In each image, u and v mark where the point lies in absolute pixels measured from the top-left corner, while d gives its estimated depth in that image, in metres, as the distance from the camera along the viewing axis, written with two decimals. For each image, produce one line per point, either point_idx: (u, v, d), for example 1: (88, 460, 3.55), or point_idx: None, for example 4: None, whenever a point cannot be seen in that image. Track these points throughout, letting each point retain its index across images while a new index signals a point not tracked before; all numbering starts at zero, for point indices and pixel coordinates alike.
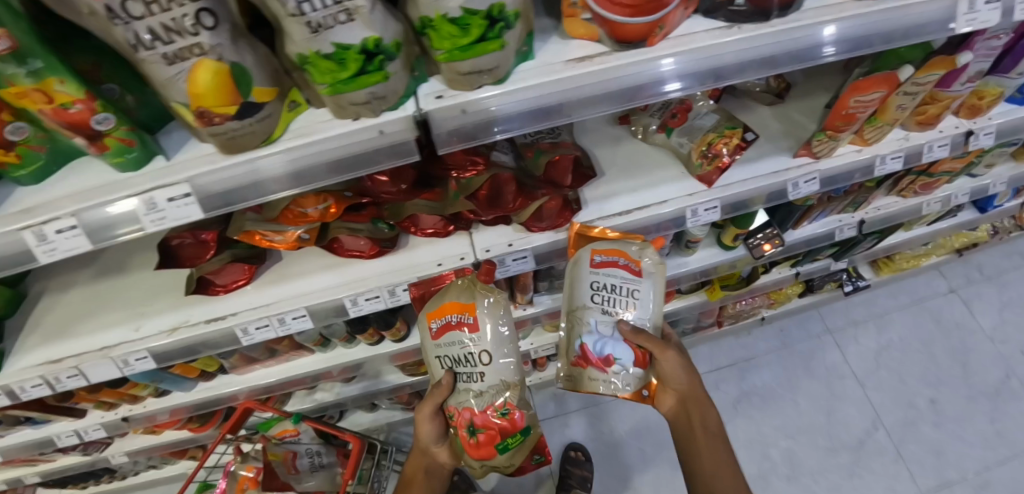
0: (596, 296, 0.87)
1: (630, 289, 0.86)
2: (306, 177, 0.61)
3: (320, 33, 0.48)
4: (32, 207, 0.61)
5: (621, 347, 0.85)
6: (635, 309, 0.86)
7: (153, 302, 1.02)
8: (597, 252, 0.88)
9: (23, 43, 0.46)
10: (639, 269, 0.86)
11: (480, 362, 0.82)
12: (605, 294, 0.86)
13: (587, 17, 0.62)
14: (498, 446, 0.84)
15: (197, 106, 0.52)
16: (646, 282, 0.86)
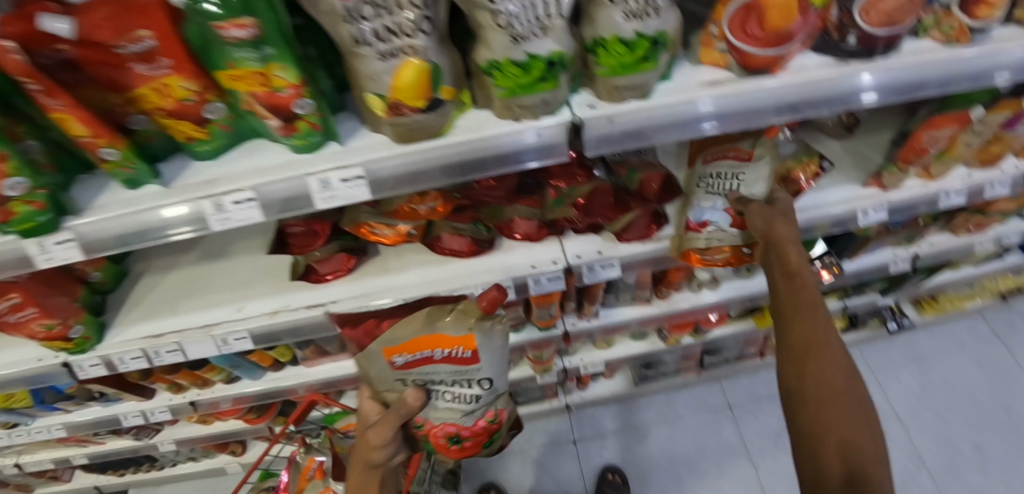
0: (705, 181, 0.96)
1: (738, 172, 0.93)
2: (462, 171, 0.67)
3: (519, 43, 0.56)
4: (216, 180, 0.69)
5: (720, 215, 0.94)
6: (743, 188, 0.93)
7: (257, 286, 1.08)
8: (706, 151, 0.98)
9: (266, 31, 0.54)
10: (748, 156, 0.93)
11: (476, 386, 0.84)
12: (712, 179, 0.95)
13: (722, 46, 0.69)
14: (483, 445, 0.94)
15: (393, 99, 0.59)
16: (753, 166, 0.93)
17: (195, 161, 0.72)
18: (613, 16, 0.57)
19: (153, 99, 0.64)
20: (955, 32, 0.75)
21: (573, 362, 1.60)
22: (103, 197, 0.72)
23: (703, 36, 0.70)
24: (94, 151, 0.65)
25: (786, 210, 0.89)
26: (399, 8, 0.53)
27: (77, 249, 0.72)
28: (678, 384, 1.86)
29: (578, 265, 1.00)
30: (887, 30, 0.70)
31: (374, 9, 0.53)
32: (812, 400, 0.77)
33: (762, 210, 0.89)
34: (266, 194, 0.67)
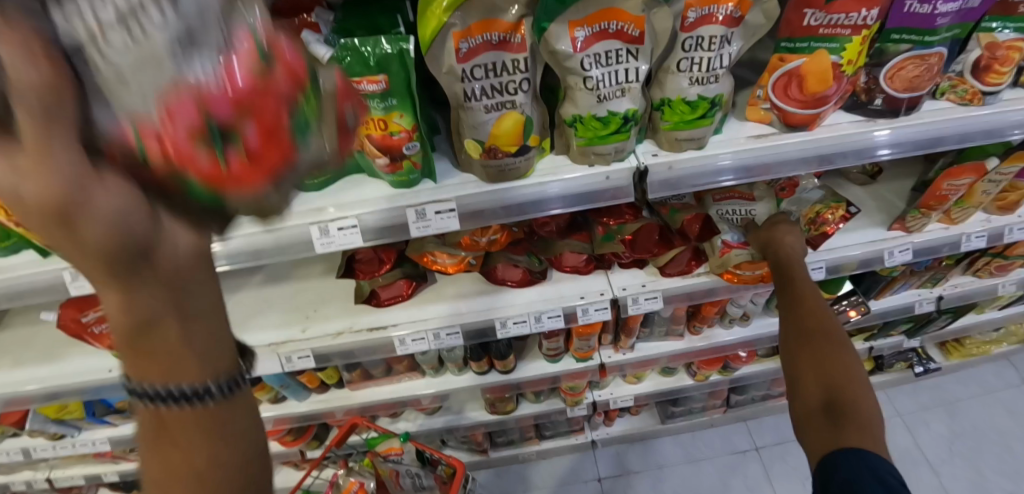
0: (722, 221, 1.06)
1: (748, 211, 1.04)
2: (542, 206, 0.76)
3: (602, 102, 0.66)
4: (322, 209, 0.78)
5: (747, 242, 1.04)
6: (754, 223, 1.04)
7: (322, 308, 1.16)
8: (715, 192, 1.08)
9: (393, 86, 0.65)
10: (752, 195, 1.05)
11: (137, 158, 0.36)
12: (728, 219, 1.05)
13: (766, 106, 0.79)
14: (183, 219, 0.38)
15: (490, 144, 0.69)
16: (760, 204, 1.04)
17: None
18: (680, 81, 0.68)
19: None
20: (969, 95, 0.84)
21: (602, 396, 1.64)
22: None
23: (750, 98, 0.80)
24: None
25: (788, 226, 1.00)
26: (505, 71, 0.64)
27: None
28: (705, 422, 1.88)
29: (624, 296, 1.08)
30: (910, 94, 0.79)
31: (485, 72, 0.64)
32: (817, 336, 0.81)
33: (768, 230, 1.00)
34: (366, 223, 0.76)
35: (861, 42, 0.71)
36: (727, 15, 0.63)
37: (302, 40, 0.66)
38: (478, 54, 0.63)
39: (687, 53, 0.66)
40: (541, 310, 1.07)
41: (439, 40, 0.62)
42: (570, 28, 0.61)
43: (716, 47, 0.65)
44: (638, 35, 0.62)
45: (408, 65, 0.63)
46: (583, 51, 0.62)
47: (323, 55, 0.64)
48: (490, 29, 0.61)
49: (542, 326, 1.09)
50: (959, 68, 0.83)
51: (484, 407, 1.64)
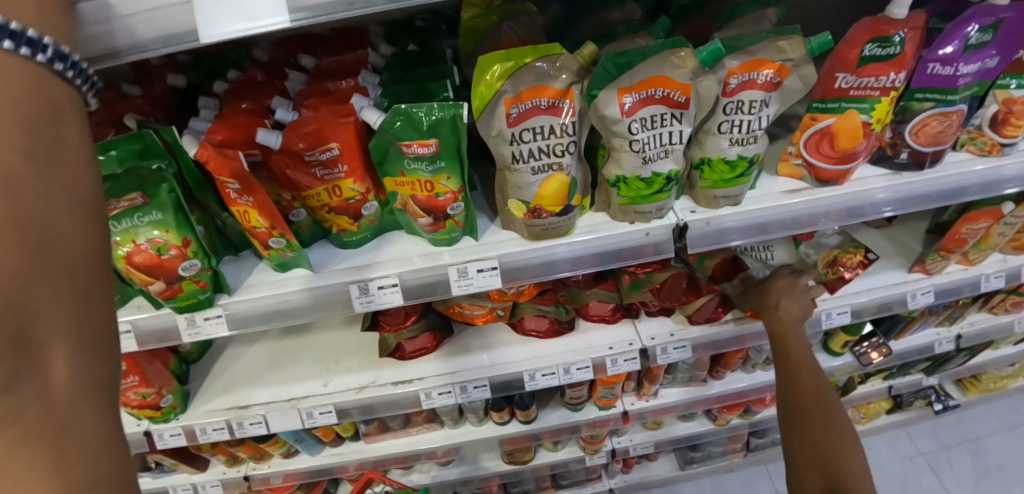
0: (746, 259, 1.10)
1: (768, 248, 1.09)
2: (583, 262, 0.77)
3: (647, 163, 0.68)
4: (362, 267, 0.77)
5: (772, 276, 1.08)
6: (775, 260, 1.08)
7: (344, 361, 1.13)
8: None
9: (442, 149, 0.66)
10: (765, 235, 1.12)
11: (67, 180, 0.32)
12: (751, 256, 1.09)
13: (797, 162, 0.81)
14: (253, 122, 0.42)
15: (535, 204, 0.70)
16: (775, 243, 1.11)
17: (338, 248, 0.81)
18: (720, 142, 0.70)
19: (322, 198, 0.74)
20: (988, 146, 0.86)
21: (622, 443, 1.60)
22: (251, 278, 0.80)
23: (781, 154, 0.82)
24: (264, 240, 0.75)
25: (785, 284, 1.02)
26: (553, 135, 0.65)
27: (223, 324, 0.79)
28: (724, 467, 1.83)
29: (652, 345, 1.07)
30: (934, 148, 0.81)
31: (534, 135, 0.65)
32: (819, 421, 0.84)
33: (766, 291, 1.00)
34: (406, 280, 0.76)
35: (889, 103, 0.74)
36: (767, 80, 0.65)
37: (352, 105, 0.68)
38: (527, 118, 0.64)
39: (728, 115, 0.68)
40: (570, 361, 1.06)
41: (490, 106, 0.64)
42: (618, 94, 0.63)
43: (757, 110, 0.67)
44: (683, 101, 0.63)
45: (459, 129, 0.64)
46: (630, 116, 0.64)
47: (374, 120, 0.66)
48: (539, 95, 0.63)
49: (571, 378, 1.08)
50: (977, 123, 0.85)
51: (500, 457, 1.59)
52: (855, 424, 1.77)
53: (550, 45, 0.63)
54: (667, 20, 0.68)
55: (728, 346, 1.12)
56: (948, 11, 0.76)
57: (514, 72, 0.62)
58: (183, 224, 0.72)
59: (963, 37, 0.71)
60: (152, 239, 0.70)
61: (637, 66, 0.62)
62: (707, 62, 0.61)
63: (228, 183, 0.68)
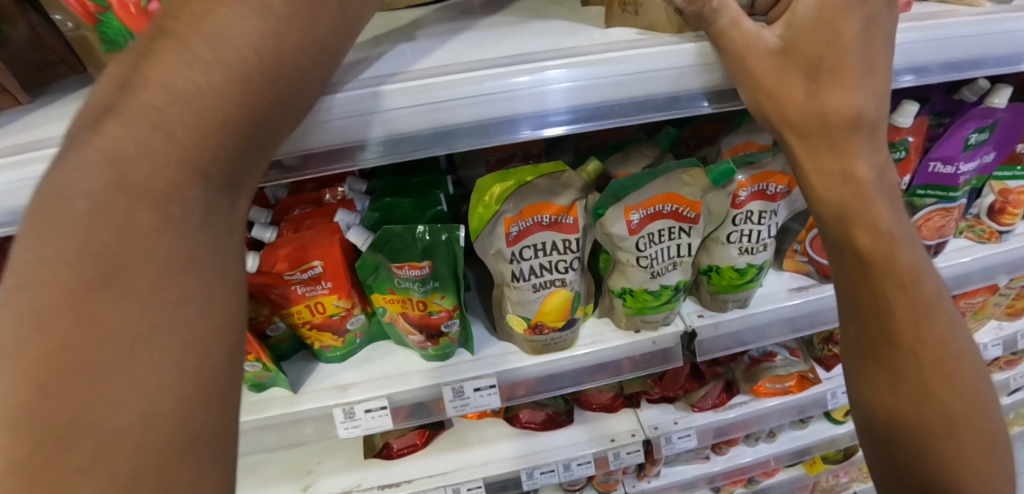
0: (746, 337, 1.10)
1: None
2: (583, 374, 0.72)
3: (655, 277, 0.64)
4: (346, 387, 0.71)
5: (776, 346, 1.06)
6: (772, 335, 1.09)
7: (325, 462, 1.02)
8: None
9: (437, 269, 0.60)
10: None
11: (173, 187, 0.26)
12: None
13: (803, 258, 0.78)
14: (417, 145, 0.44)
15: (536, 321, 0.65)
16: None
17: (322, 362, 0.74)
18: (729, 251, 0.67)
19: (303, 314, 0.68)
20: (986, 233, 0.84)
21: None
22: None
23: (785, 250, 0.79)
24: None
25: None
26: (555, 251, 0.61)
27: None
28: None
29: (657, 436, 1.01)
30: (937, 239, 0.78)
31: (535, 252, 0.61)
32: None
33: None
34: (395, 400, 0.70)
35: None
36: (776, 191, 0.63)
37: (338, 222, 0.63)
38: (528, 235, 0.60)
39: (737, 226, 0.65)
40: (570, 457, 0.99)
41: (489, 226, 0.59)
42: (625, 212, 0.59)
43: (766, 220, 0.65)
44: (693, 216, 0.61)
45: (455, 251, 0.59)
46: (638, 232, 0.60)
47: (362, 241, 0.60)
48: (541, 212, 0.59)
49: (572, 474, 1.01)
50: (975, 212, 0.83)
51: None
52: (856, 484, 1.69)
53: (554, 164, 0.60)
54: (672, 130, 0.66)
55: (730, 433, 1.06)
56: (945, 110, 0.75)
57: (515, 191, 0.59)
58: None
59: (963, 138, 0.70)
60: None
61: (646, 185, 0.59)
62: (718, 182, 0.58)
63: None
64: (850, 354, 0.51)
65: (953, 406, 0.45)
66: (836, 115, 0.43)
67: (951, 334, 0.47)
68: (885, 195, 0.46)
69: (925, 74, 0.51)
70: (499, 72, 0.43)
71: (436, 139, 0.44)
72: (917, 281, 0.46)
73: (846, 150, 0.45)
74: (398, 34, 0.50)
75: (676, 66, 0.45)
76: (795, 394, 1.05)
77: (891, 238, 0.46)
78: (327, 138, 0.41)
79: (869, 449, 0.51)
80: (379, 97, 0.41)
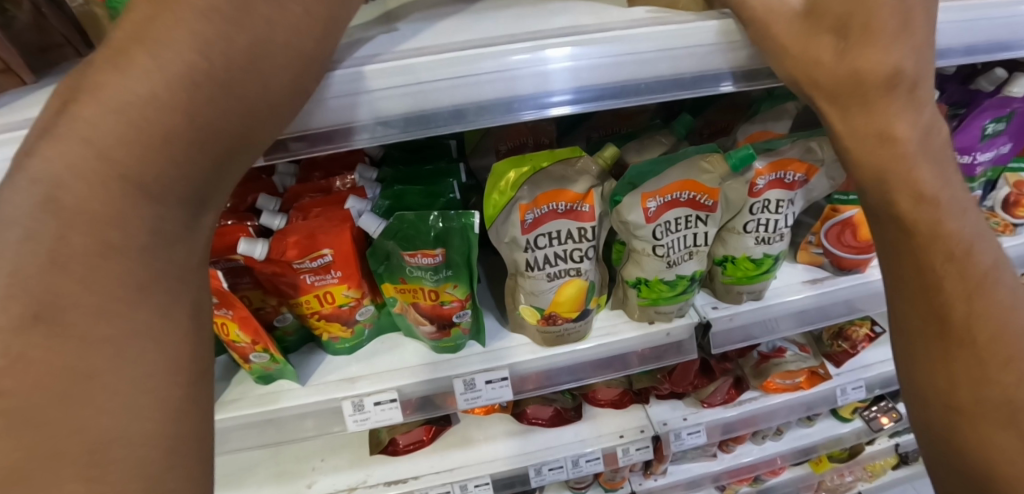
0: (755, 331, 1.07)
1: None
2: (596, 368, 0.71)
3: (671, 267, 0.63)
4: (356, 379, 0.69)
5: (787, 341, 1.04)
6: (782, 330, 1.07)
7: (331, 458, 1.00)
8: None
9: (449, 257, 0.59)
10: None
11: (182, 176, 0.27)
12: None
13: (818, 250, 0.77)
14: (407, 128, 0.42)
15: (550, 311, 0.64)
16: None
17: (329, 355, 0.73)
18: (745, 241, 0.66)
19: (312, 305, 0.66)
20: (1000, 226, 0.82)
21: None
22: (228, 392, 0.71)
23: (799, 242, 0.78)
24: (245, 354, 0.66)
25: None
26: (570, 240, 0.60)
27: None
28: None
29: (666, 432, 1.00)
30: None
31: (549, 240, 0.60)
32: None
33: None
34: (405, 393, 0.69)
35: None
36: (793, 180, 0.62)
37: (348, 209, 0.61)
38: (543, 223, 0.59)
39: (754, 215, 0.64)
40: (579, 453, 0.98)
41: (504, 213, 0.58)
42: (642, 199, 0.58)
43: (783, 209, 0.64)
44: (711, 204, 0.60)
45: (468, 239, 0.58)
46: (655, 221, 0.59)
47: (373, 228, 0.59)
48: (557, 199, 0.58)
49: (580, 471, 1.00)
50: (989, 204, 0.82)
51: None
52: (862, 483, 1.67)
53: (571, 149, 0.58)
54: (689, 117, 0.65)
55: (737, 430, 1.05)
56: (960, 100, 0.74)
57: (530, 178, 0.57)
58: None
59: (981, 127, 0.70)
60: None
61: (665, 171, 0.58)
62: (739, 167, 0.58)
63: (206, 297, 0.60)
64: (898, 335, 0.48)
65: (1014, 390, 0.42)
66: (870, 76, 0.39)
67: (1010, 311, 0.43)
68: (927, 158, 0.42)
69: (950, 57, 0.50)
70: (482, 52, 0.41)
71: (440, 118, 0.42)
72: (967, 253, 0.43)
73: (883, 112, 0.41)
74: (418, 15, 0.48)
75: (697, 44, 0.44)
76: (805, 390, 1.04)
77: (936, 204, 0.42)
78: (339, 118, 0.39)
79: (924, 441, 0.47)
80: (390, 74, 0.40)
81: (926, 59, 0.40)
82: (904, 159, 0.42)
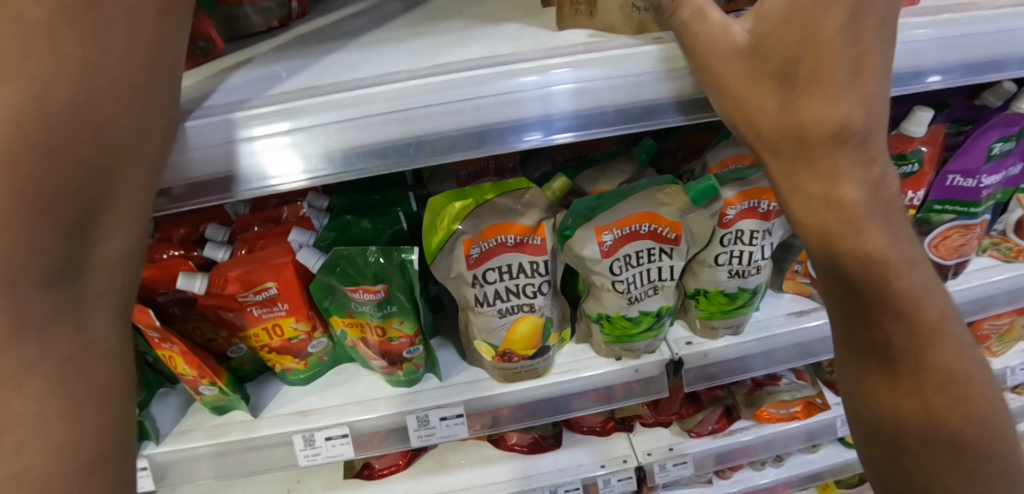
0: None
1: None
2: (556, 407, 0.67)
3: (633, 303, 0.59)
4: (307, 412, 0.67)
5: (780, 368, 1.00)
6: None
7: (304, 482, 0.98)
8: None
9: (392, 293, 0.56)
10: None
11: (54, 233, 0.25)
12: None
13: (804, 279, 0.71)
14: (404, 151, 0.39)
15: (504, 348, 0.61)
16: None
17: (286, 385, 0.71)
18: (717, 274, 0.61)
19: (260, 338, 0.64)
20: (1013, 252, 0.75)
21: None
22: (183, 422, 0.70)
23: (784, 270, 0.72)
24: (194, 386, 0.64)
25: None
26: (523, 274, 0.57)
27: (149, 479, 0.68)
28: None
29: (650, 462, 0.95)
30: (957, 259, 0.69)
31: (499, 275, 0.56)
32: None
33: None
34: (358, 428, 0.66)
35: None
36: (768, 210, 0.57)
37: (291, 241, 0.59)
38: (491, 257, 0.55)
39: (725, 247, 0.59)
40: (557, 483, 0.94)
41: (447, 247, 0.55)
42: (596, 233, 0.54)
43: (758, 240, 0.59)
44: (674, 237, 0.55)
45: (410, 275, 0.55)
46: (612, 255, 0.55)
47: (312, 263, 0.56)
48: (504, 233, 0.54)
49: None
50: (1001, 228, 0.76)
51: None
52: None
53: (518, 179, 0.55)
54: (651, 143, 0.60)
55: (731, 461, 0.99)
56: (965, 116, 0.68)
57: (473, 210, 0.54)
58: None
59: (986, 149, 0.61)
60: None
61: (618, 204, 0.54)
62: (699, 201, 0.53)
63: (146, 331, 0.58)
64: (846, 377, 0.45)
65: (960, 433, 0.41)
66: (814, 129, 0.35)
67: (956, 360, 0.41)
68: (878, 216, 0.37)
69: (941, 76, 0.44)
70: (483, 74, 0.39)
71: (424, 146, 0.39)
72: (918, 307, 0.38)
73: (828, 170, 0.36)
74: (345, 54, 0.46)
75: (627, 74, 0.39)
76: (801, 420, 0.97)
77: (886, 266, 0.37)
78: (231, 163, 0.37)
79: (869, 469, 0.48)
80: (301, 115, 0.37)
81: (881, 109, 0.36)
82: (850, 217, 0.37)
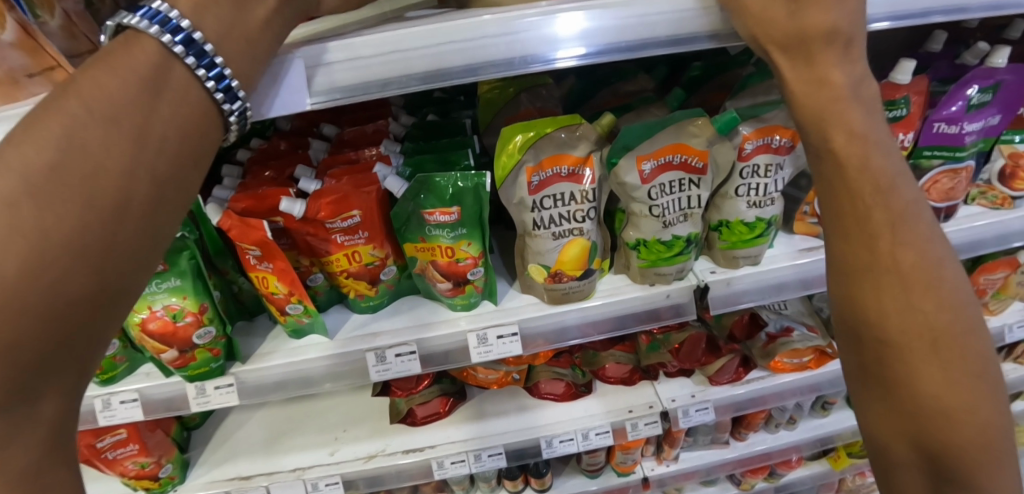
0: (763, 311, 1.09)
1: (779, 304, 1.11)
2: (597, 328, 0.76)
3: (667, 227, 0.69)
4: (378, 333, 0.76)
5: (792, 321, 1.07)
6: (786, 309, 1.10)
7: (353, 429, 1.06)
8: None
9: (462, 215, 0.67)
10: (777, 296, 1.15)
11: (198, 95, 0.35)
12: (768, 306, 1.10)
13: (813, 220, 0.81)
14: (450, 70, 0.49)
15: (556, 269, 0.70)
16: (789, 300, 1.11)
17: (355, 313, 0.80)
18: (738, 205, 0.71)
19: (340, 264, 0.74)
20: (999, 200, 0.85)
21: None
22: (264, 345, 0.79)
23: (795, 214, 0.82)
24: (282, 306, 0.73)
25: None
26: (574, 201, 0.66)
27: (233, 394, 0.77)
28: None
29: (674, 408, 1.03)
30: (947, 202, 0.79)
31: (555, 201, 0.66)
32: None
33: None
34: (424, 346, 0.75)
35: None
36: (780, 145, 0.67)
37: (375, 174, 0.68)
38: (549, 185, 0.65)
39: (744, 180, 0.69)
40: (588, 426, 1.02)
41: (512, 175, 0.65)
42: (638, 162, 0.64)
43: (772, 174, 0.69)
44: (701, 167, 0.65)
45: (481, 197, 0.66)
46: (650, 182, 0.65)
47: (397, 189, 0.66)
48: (560, 163, 0.64)
49: (590, 444, 1.03)
50: (986, 178, 0.85)
51: None
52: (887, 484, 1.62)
53: (571, 116, 0.65)
54: (681, 91, 0.72)
55: (748, 409, 1.07)
56: (949, 75, 0.78)
57: (535, 143, 0.64)
58: (201, 290, 0.71)
59: (965, 98, 0.72)
60: (168, 306, 0.69)
61: (655, 135, 0.64)
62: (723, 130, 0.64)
63: (250, 250, 0.68)
64: (835, 274, 0.51)
65: (935, 317, 0.46)
66: (814, 30, 0.46)
67: (928, 246, 0.47)
68: (859, 102, 0.48)
69: (922, 15, 0.55)
70: (515, 14, 0.49)
71: (459, 71, 0.49)
72: (891, 185, 0.48)
73: (822, 62, 0.47)
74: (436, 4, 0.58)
75: (674, 9, 0.50)
76: (813, 369, 1.06)
77: (865, 140, 0.48)
78: (365, 69, 0.48)
79: (855, 377, 0.51)
80: (362, 44, 0.47)
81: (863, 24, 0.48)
82: (836, 102, 0.48)
